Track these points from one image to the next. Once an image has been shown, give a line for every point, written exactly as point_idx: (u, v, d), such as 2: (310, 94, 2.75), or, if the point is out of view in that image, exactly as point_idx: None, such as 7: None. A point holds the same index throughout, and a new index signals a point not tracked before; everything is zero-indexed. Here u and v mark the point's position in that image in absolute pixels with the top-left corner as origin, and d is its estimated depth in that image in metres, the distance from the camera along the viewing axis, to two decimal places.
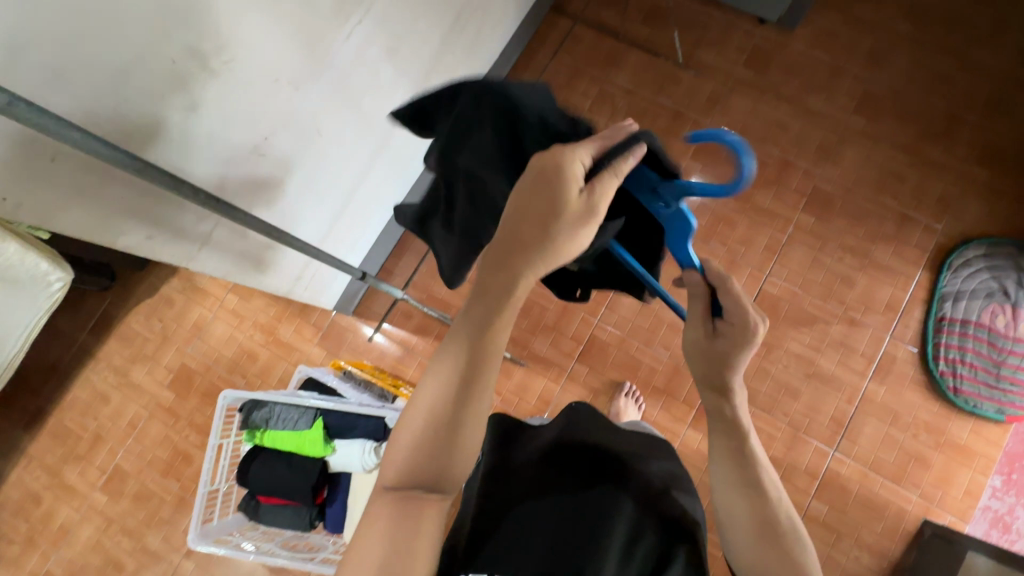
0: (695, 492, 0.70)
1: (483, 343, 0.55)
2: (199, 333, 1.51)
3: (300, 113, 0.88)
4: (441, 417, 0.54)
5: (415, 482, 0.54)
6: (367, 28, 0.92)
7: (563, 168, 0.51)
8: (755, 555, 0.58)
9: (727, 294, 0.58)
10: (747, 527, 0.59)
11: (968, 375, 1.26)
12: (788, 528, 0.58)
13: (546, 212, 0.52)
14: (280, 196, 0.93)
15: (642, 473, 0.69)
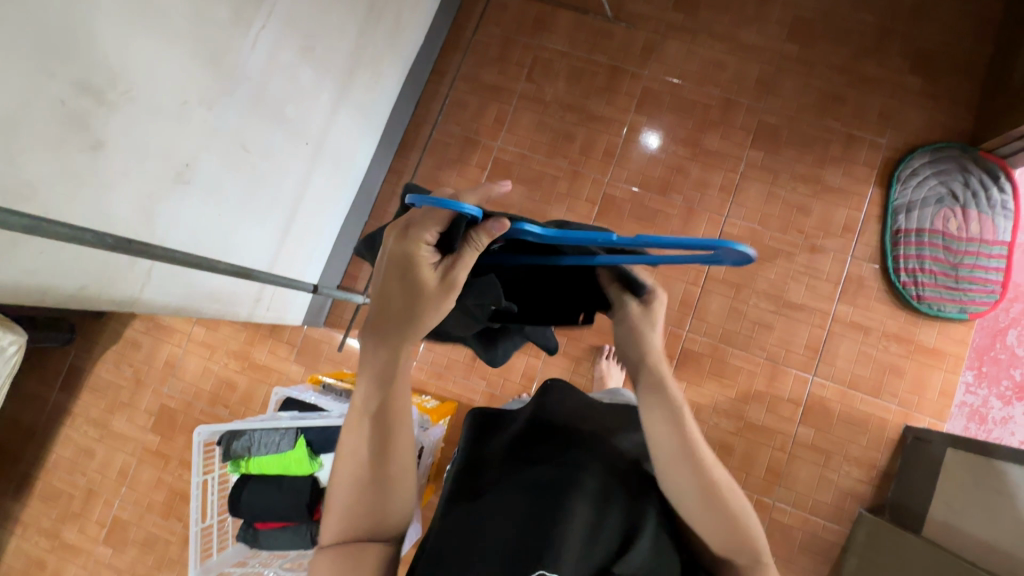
0: None
1: (384, 407, 0.55)
2: (173, 371, 1.48)
3: (219, 133, 0.84)
4: (363, 479, 0.54)
5: (353, 535, 0.54)
6: (273, 32, 0.88)
7: (412, 253, 0.52)
8: (702, 524, 0.54)
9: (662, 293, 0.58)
10: (690, 494, 0.54)
11: (929, 282, 1.29)
12: (727, 495, 0.54)
13: (408, 291, 0.53)
14: (217, 222, 0.90)
15: (611, 449, 0.62)
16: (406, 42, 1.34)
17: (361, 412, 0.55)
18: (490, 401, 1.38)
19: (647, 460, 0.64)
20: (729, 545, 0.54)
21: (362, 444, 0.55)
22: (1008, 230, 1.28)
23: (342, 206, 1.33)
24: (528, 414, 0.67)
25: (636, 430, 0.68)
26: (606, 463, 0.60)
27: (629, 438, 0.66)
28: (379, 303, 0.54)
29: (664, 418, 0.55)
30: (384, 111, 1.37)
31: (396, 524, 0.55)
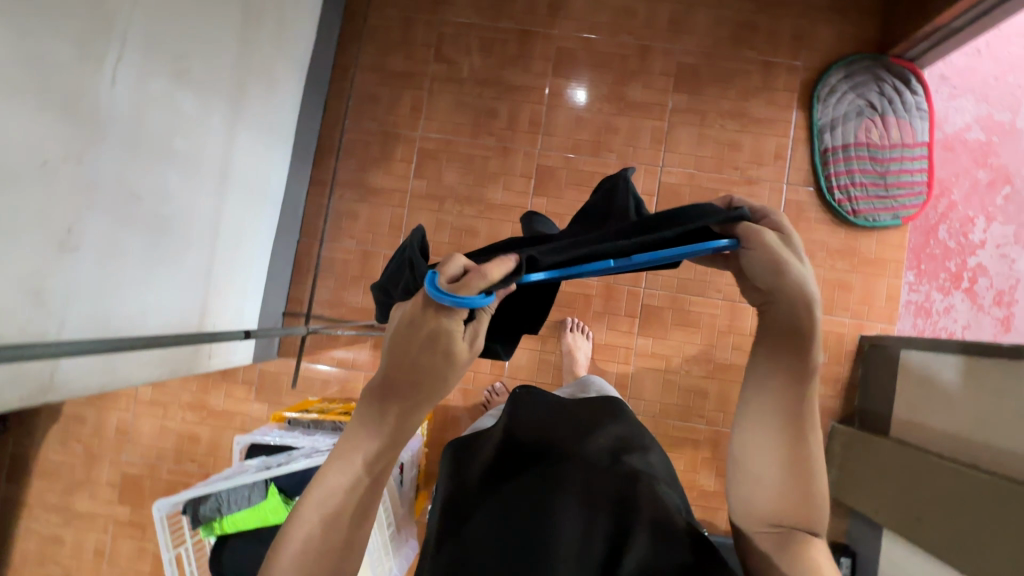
0: (647, 448, 0.66)
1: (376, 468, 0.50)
2: (127, 437, 1.39)
3: (99, 188, 0.74)
4: (332, 541, 0.48)
5: None
6: (135, 60, 0.77)
7: (445, 327, 0.46)
8: (765, 487, 0.46)
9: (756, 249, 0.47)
10: (775, 459, 0.46)
11: (861, 195, 1.33)
12: (813, 486, 0.46)
13: (434, 365, 0.47)
14: (122, 283, 0.81)
15: (587, 450, 0.61)
16: (297, 42, 1.24)
17: (354, 461, 0.49)
18: (465, 396, 1.36)
19: (626, 449, 0.63)
20: (788, 523, 0.46)
21: (343, 493, 0.48)
22: (926, 131, 1.32)
23: (265, 230, 1.24)
24: (500, 432, 0.66)
25: (610, 424, 0.68)
26: (584, 465, 0.59)
27: (604, 433, 0.65)
28: (401, 376, 0.48)
29: (777, 365, 0.48)
30: (289, 121, 1.27)
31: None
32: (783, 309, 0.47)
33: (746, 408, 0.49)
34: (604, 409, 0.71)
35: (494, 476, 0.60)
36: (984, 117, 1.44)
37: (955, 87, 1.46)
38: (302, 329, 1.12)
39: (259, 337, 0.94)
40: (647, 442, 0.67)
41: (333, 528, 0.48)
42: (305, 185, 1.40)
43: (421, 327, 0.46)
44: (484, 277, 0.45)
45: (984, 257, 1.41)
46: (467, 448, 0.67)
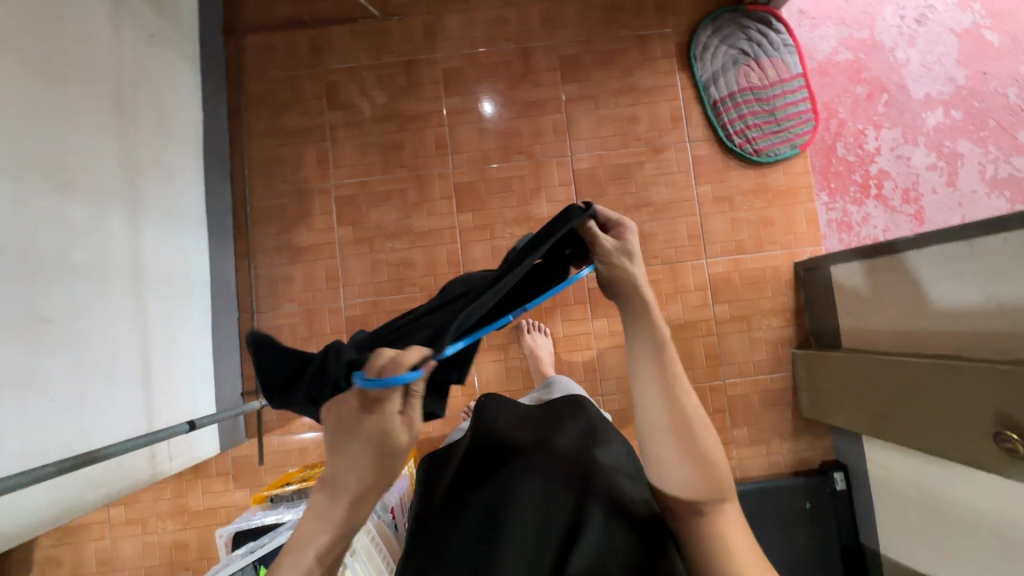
0: (617, 437, 0.66)
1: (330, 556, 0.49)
2: (110, 565, 1.32)
3: (2, 320, 0.72)
4: None
5: None
6: (9, 183, 0.75)
7: (378, 415, 0.47)
8: (670, 463, 0.51)
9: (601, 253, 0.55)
10: (665, 423, 0.51)
11: (758, 134, 1.40)
12: (704, 442, 0.51)
13: (375, 451, 0.47)
14: (47, 408, 0.78)
15: (549, 449, 0.62)
16: (183, 125, 1.23)
17: (307, 555, 0.49)
18: (445, 424, 1.35)
19: (593, 442, 0.63)
20: (698, 490, 0.50)
21: None
22: (797, 64, 1.41)
23: (199, 316, 1.22)
24: (466, 446, 0.67)
25: (571, 419, 0.67)
26: (542, 467, 0.60)
27: (568, 431, 0.65)
28: (348, 466, 0.48)
29: (646, 349, 0.54)
30: (197, 204, 1.26)
31: None
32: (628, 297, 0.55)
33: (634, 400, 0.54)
34: (568, 405, 0.71)
35: (454, 495, 0.60)
36: (847, 38, 1.56)
37: (814, 18, 1.57)
38: (258, 403, 1.10)
39: (210, 424, 0.92)
40: (612, 432, 0.67)
41: None
42: (232, 262, 1.38)
43: (357, 419, 0.47)
44: (404, 361, 0.46)
45: (883, 162, 1.51)
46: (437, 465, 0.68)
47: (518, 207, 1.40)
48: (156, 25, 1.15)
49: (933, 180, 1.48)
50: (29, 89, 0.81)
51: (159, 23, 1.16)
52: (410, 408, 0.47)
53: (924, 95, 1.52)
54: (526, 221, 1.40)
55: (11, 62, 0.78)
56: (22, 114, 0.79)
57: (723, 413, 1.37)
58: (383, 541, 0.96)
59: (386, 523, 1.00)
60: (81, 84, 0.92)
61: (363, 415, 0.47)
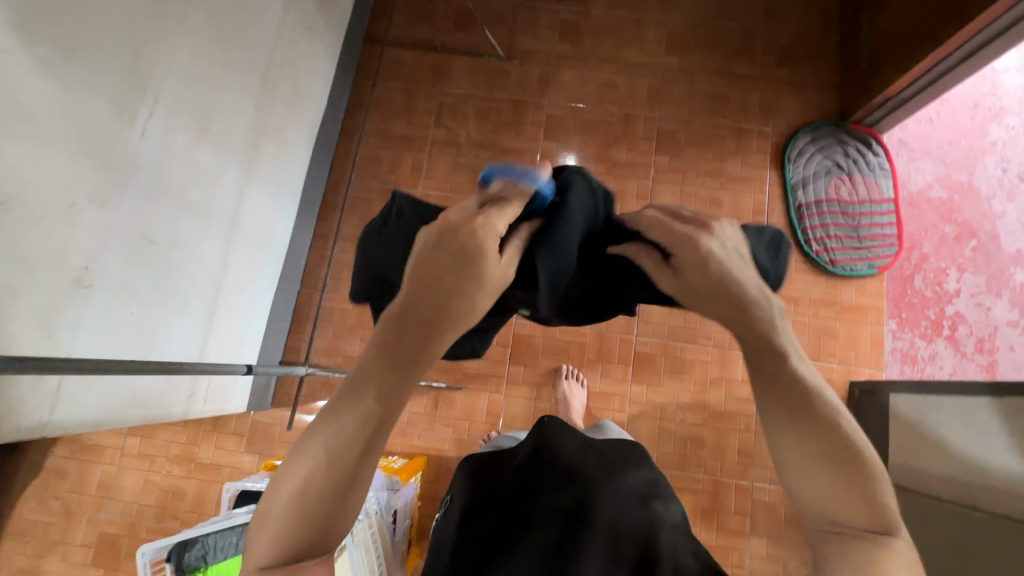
0: (676, 496, 0.67)
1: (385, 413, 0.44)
2: (109, 493, 1.34)
3: (119, 230, 0.80)
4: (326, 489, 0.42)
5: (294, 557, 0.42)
6: (163, 117, 0.85)
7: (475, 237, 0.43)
8: (817, 480, 0.44)
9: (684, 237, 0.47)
10: (805, 433, 0.45)
11: (837, 246, 1.40)
12: (857, 452, 0.44)
13: (454, 271, 0.43)
14: (125, 320, 0.83)
15: (618, 486, 0.62)
16: (309, 108, 1.34)
17: (319, 449, 0.42)
18: (461, 447, 1.33)
19: (656, 495, 0.65)
20: (859, 509, 0.43)
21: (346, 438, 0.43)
22: (890, 188, 1.42)
23: (270, 278, 1.29)
24: (523, 458, 0.68)
25: (637, 467, 0.68)
26: (612, 505, 0.60)
27: (634, 474, 0.66)
28: (406, 334, 0.43)
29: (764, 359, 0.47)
30: (298, 178, 1.35)
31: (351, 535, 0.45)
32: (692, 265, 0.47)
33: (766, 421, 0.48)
34: (633, 453, 0.72)
35: (525, 507, 0.61)
36: (943, 177, 1.56)
37: (914, 151, 1.59)
38: (301, 370, 1.13)
39: (254, 374, 0.95)
40: (669, 489, 0.68)
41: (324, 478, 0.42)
42: (309, 238, 1.46)
43: (449, 239, 0.43)
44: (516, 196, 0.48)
45: (960, 305, 1.47)
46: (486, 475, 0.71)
47: None
48: (316, 20, 1.29)
49: (1013, 336, 1.43)
50: (203, 44, 0.92)
51: (317, 19, 1.30)
52: (508, 250, 0.47)
53: (1016, 250, 1.49)
54: None
55: (196, 19, 0.89)
56: (191, 63, 0.90)
57: (744, 516, 1.29)
58: (381, 542, 0.95)
59: (386, 524, 0.99)
60: (242, 52, 1.04)
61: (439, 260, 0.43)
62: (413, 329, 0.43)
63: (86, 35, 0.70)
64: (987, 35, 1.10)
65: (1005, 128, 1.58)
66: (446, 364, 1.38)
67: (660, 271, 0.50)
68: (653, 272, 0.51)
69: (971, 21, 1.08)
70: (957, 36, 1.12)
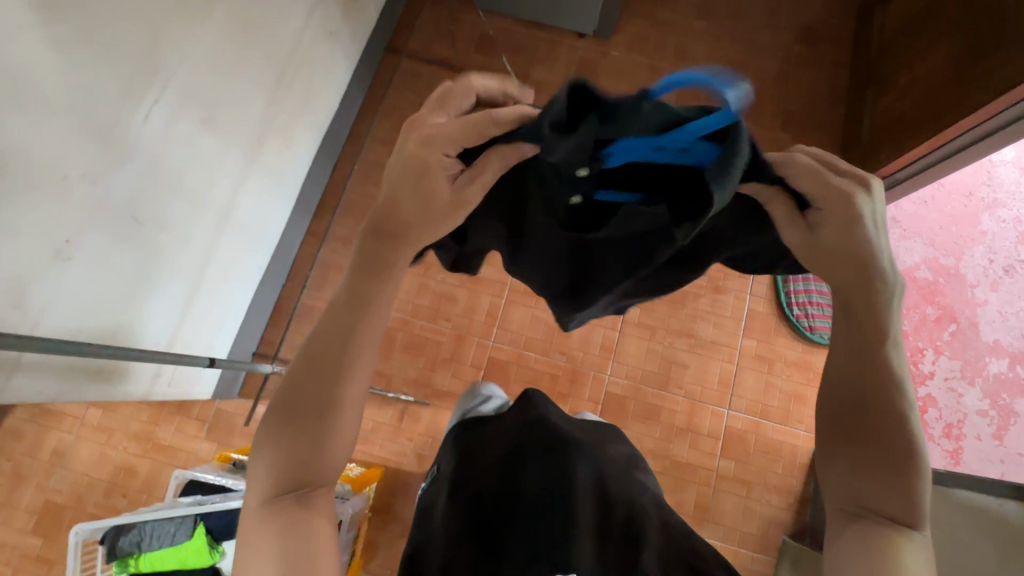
0: (648, 469, 0.95)
1: (344, 350, 0.58)
2: (61, 461, 1.33)
3: (108, 207, 0.81)
4: (304, 422, 0.57)
5: (286, 488, 0.56)
6: (169, 104, 0.87)
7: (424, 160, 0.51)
8: (858, 466, 0.57)
9: (809, 177, 0.51)
10: (859, 423, 0.57)
11: (818, 313, 1.39)
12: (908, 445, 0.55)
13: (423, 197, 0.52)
14: (100, 294, 0.84)
15: (608, 453, 0.90)
16: (320, 109, 1.36)
17: (292, 386, 0.58)
18: (420, 463, 1.32)
19: (636, 467, 0.92)
20: (886, 500, 0.55)
21: (309, 372, 0.58)
22: None
23: (255, 271, 1.29)
24: (519, 424, 0.88)
25: (620, 443, 0.98)
26: (604, 459, 0.87)
27: (619, 449, 0.95)
28: (323, 324, 0.58)
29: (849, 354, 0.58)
30: (299, 176, 1.37)
31: (327, 470, 0.58)
32: (855, 238, 0.53)
33: (831, 403, 0.60)
34: (608, 430, 1.00)
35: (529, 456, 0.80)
36: (931, 259, 1.59)
37: (905, 230, 1.62)
38: (268, 367, 1.13)
39: (220, 368, 0.95)
40: (640, 459, 0.98)
41: (300, 410, 0.57)
42: (301, 235, 1.47)
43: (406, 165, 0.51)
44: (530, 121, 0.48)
45: (933, 388, 1.49)
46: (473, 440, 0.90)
47: None
48: (339, 26, 1.32)
49: (980, 425, 1.44)
50: (223, 38, 0.95)
51: (341, 25, 1.32)
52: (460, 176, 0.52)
53: (994, 341, 1.51)
54: None
55: (220, 15, 0.93)
56: (208, 56, 0.92)
57: None
58: None
59: None
60: (262, 51, 1.06)
61: (395, 178, 0.53)
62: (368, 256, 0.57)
63: (105, 19, 0.73)
64: (955, 144, 1.16)
65: (996, 219, 1.61)
66: (417, 378, 1.38)
67: (794, 223, 0.54)
68: (785, 224, 0.54)
69: (951, 126, 1.14)
70: (932, 139, 1.19)
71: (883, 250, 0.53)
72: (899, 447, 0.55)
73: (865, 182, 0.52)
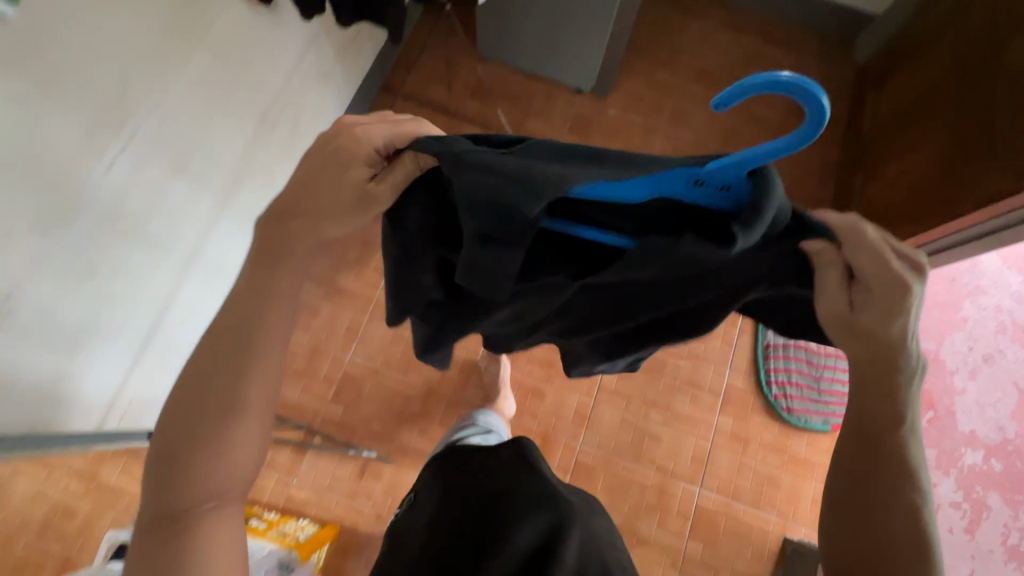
0: (622, 540, 0.91)
1: (251, 351, 0.53)
2: None
3: (58, 259, 0.76)
4: (208, 428, 0.52)
5: (183, 503, 0.51)
6: (136, 151, 0.83)
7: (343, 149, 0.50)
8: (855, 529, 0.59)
9: (870, 253, 0.47)
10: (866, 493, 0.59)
11: (796, 394, 1.38)
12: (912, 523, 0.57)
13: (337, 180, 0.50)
14: (41, 348, 0.79)
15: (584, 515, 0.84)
16: (307, 149, 1.33)
17: (195, 381, 0.53)
18: (377, 524, 1.27)
19: (609, 533, 0.87)
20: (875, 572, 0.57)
21: (214, 370, 0.53)
22: None
23: (221, 312, 1.24)
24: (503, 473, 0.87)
25: (597, 509, 0.92)
26: (577, 518, 0.81)
27: (593, 513, 0.88)
28: (232, 315, 0.54)
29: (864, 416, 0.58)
30: None
31: (233, 482, 0.53)
32: (896, 319, 0.51)
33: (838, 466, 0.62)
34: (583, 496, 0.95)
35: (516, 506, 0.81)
36: None
37: None
38: None
39: None
40: (615, 532, 0.92)
41: (202, 415, 0.52)
42: None
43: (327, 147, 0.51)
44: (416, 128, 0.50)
45: None
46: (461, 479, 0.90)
47: (546, 350, 1.40)
48: (333, 66, 1.29)
49: (953, 519, 1.42)
50: (202, 84, 0.91)
51: (336, 65, 1.30)
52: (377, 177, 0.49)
53: (970, 431, 1.50)
54: (548, 368, 1.38)
55: (200, 61, 0.89)
56: (184, 101, 0.89)
57: None
58: None
59: None
60: (244, 93, 1.03)
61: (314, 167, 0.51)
62: (275, 237, 0.53)
63: (71, 71, 0.69)
64: (944, 242, 1.15)
65: (979, 306, 1.61)
66: (382, 432, 1.33)
67: (840, 290, 0.50)
68: (832, 290, 0.50)
69: (939, 225, 1.13)
70: (921, 234, 1.19)
71: (913, 340, 0.53)
72: (896, 542, 0.57)
73: (920, 269, 0.49)
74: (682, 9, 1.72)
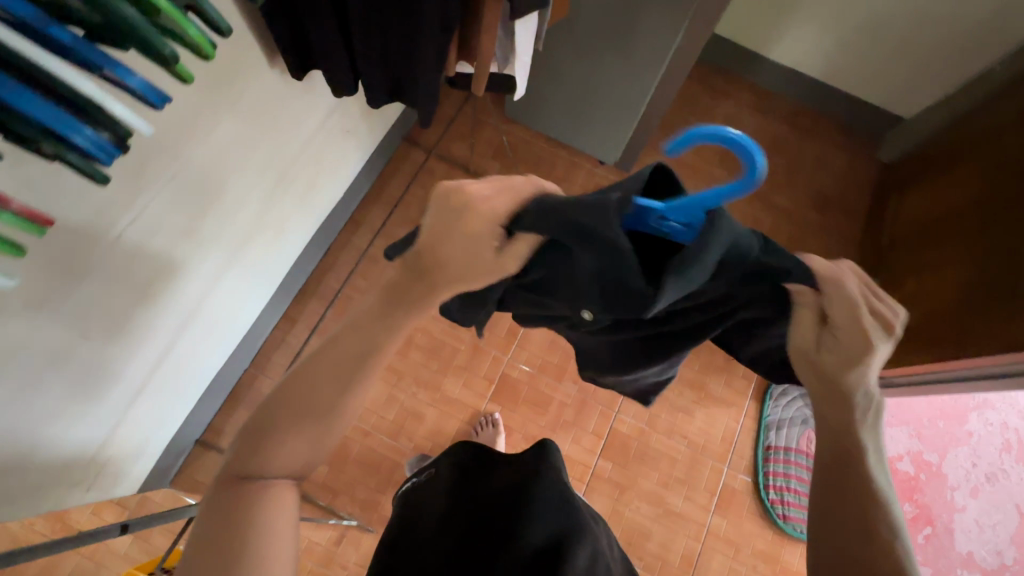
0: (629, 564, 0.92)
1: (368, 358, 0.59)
2: None
3: (50, 331, 0.73)
4: (307, 406, 0.58)
5: (264, 469, 0.57)
6: (147, 220, 0.80)
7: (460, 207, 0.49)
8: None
9: (835, 293, 0.49)
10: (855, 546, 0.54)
11: (794, 501, 1.34)
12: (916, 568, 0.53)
13: (464, 257, 0.51)
14: (19, 419, 0.75)
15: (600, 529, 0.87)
16: (321, 202, 1.31)
17: (307, 368, 0.59)
18: None
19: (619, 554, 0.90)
20: None
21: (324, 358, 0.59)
22: None
23: (214, 362, 1.21)
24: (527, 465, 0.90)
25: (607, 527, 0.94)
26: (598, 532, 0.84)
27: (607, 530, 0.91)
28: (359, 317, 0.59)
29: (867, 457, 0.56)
30: (285, 263, 1.30)
31: (315, 463, 0.60)
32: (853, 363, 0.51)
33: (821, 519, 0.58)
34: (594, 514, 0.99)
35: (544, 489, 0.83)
36: (915, 452, 1.55)
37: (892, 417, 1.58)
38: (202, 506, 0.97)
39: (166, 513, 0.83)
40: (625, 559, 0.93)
41: (298, 398, 0.58)
42: (276, 317, 1.39)
43: (445, 201, 0.50)
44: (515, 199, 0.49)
45: None
46: (474, 470, 0.93)
47: (542, 428, 1.36)
48: (358, 122, 1.27)
49: None
50: (222, 152, 0.89)
51: (360, 122, 1.28)
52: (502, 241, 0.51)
53: (967, 552, 1.46)
54: None
55: (225, 129, 0.87)
56: (201, 169, 0.86)
57: None
58: None
59: None
60: (265, 155, 1.01)
61: (434, 221, 0.51)
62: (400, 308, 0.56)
63: None
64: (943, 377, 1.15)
65: (984, 421, 1.58)
66: (365, 499, 1.28)
67: (810, 328, 0.52)
68: (799, 324, 0.53)
69: (945, 360, 1.13)
70: (925, 363, 1.19)
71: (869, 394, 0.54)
72: None
73: (894, 324, 0.50)
74: (711, 90, 1.71)
